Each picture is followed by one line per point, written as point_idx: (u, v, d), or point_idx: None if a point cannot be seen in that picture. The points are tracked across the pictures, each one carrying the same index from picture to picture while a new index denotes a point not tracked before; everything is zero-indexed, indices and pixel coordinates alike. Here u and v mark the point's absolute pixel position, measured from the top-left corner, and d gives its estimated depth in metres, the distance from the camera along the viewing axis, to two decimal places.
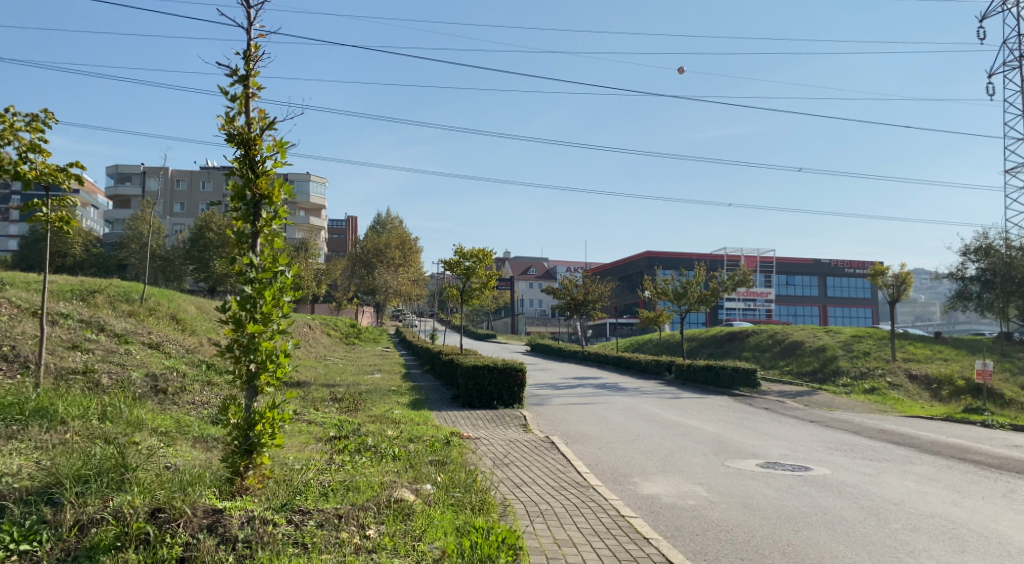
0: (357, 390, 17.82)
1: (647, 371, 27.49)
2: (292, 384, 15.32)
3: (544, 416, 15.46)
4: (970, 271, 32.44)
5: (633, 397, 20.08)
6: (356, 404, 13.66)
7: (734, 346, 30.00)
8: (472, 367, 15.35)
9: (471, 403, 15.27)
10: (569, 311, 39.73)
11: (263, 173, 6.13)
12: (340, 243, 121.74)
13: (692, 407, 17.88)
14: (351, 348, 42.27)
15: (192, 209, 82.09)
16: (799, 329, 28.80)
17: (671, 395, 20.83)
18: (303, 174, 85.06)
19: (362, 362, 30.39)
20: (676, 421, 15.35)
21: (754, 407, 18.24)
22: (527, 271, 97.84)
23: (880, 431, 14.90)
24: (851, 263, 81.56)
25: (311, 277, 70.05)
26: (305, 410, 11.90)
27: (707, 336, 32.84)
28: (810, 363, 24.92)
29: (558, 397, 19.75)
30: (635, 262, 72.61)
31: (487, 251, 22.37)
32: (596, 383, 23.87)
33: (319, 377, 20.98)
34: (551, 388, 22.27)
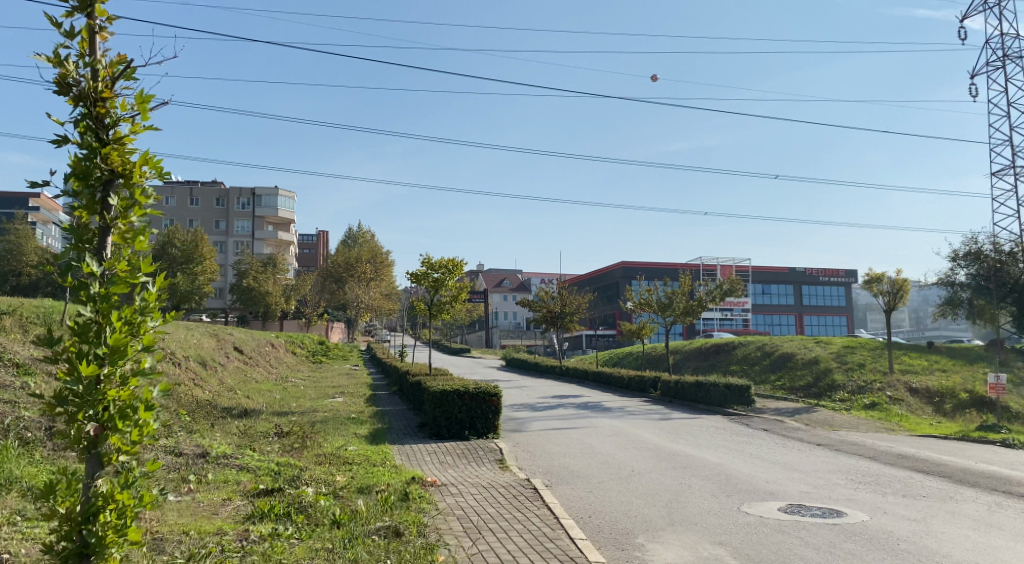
0: (312, 419, 15.82)
1: (630, 388, 25.72)
2: (232, 419, 13.29)
3: (523, 447, 13.61)
4: (960, 276, 31.16)
5: (618, 419, 18.28)
6: (304, 441, 11.70)
7: (721, 359, 28.40)
8: (439, 392, 13.45)
9: (439, 435, 13.42)
10: (545, 324, 37.98)
11: (114, 142, 4.54)
12: (310, 258, 119.01)
13: (685, 430, 16.15)
14: (316, 367, 40.05)
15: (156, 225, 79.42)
16: (788, 341, 27.23)
17: (660, 416, 19.07)
18: (270, 187, 82.64)
19: (326, 383, 28.32)
20: (672, 449, 13.57)
21: (753, 429, 16.54)
22: (501, 283, 96.03)
23: (898, 456, 13.28)
24: (825, 271, 80.93)
25: (277, 294, 67.66)
26: (240, 453, 10.00)
27: (690, 349, 31.18)
28: (803, 377, 23.25)
29: (536, 420, 17.87)
30: (611, 272, 71.42)
31: (458, 261, 20.40)
32: (577, 403, 22.02)
33: (274, 404, 18.94)
34: (529, 409, 20.39)
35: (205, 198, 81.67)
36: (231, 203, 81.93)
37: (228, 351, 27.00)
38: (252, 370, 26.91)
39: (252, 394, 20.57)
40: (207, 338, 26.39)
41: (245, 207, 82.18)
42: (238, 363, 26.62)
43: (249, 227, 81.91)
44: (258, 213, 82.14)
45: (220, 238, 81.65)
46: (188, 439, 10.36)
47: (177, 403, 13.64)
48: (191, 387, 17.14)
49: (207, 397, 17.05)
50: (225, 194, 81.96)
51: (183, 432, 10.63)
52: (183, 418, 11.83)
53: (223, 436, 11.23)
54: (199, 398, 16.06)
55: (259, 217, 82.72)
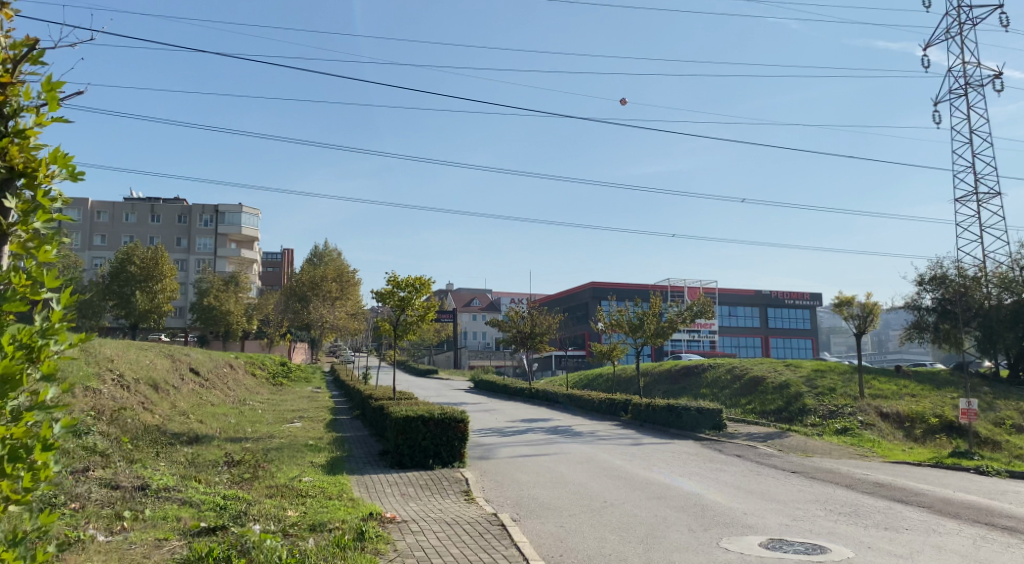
0: (267, 446, 15.00)
1: (600, 411, 25.20)
2: (179, 448, 12.45)
3: (490, 476, 12.97)
4: (926, 301, 31.44)
5: (588, 445, 17.71)
6: (256, 472, 10.94)
7: (691, 381, 28.07)
8: (403, 419, 12.78)
9: (402, 463, 12.74)
10: (514, 344, 37.44)
11: (16, 136, 4.45)
12: (274, 276, 117.20)
13: (657, 457, 15.64)
14: (277, 389, 38.88)
15: (115, 241, 77.50)
16: (758, 363, 26.97)
17: (631, 441, 18.54)
18: (234, 204, 81.23)
19: (287, 406, 27.38)
20: (644, 477, 13.04)
21: (726, 455, 16.09)
22: (470, 304, 95.35)
23: (876, 484, 12.90)
24: (791, 294, 81.70)
25: (239, 312, 66.18)
26: (184, 485, 9.22)
27: (660, 371, 30.81)
28: (773, 401, 22.91)
29: (504, 446, 17.23)
30: (580, 293, 71.34)
31: (425, 279, 19.73)
32: (546, 427, 21.43)
33: (229, 429, 18.06)
34: (497, 434, 19.74)
35: (166, 215, 79.98)
36: (193, 220, 80.33)
37: (183, 373, 25.96)
38: (208, 393, 25.86)
39: (206, 419, 19.62)
40: (162, 359, 25.34)
41: (208, 224, 80.61)
42: (194, 385, 25.61)
43: (212, 244, 80.30)
44: (221, 230, 80.60)
45: (181, 256, 79.87)
46: (127, 469, 9.57)
47: (120, 429, 12.80)
48: (139, 412, 16.23)
49: (156, 423, 16.15)
50: (188, 211, 80.37)
51: (122, 463, 9.83)
52: (126, 446, 11.02)
53: (167, 466, 10.44)
54: (146, 424, 15.18)
55: (222, 235, 81.18)
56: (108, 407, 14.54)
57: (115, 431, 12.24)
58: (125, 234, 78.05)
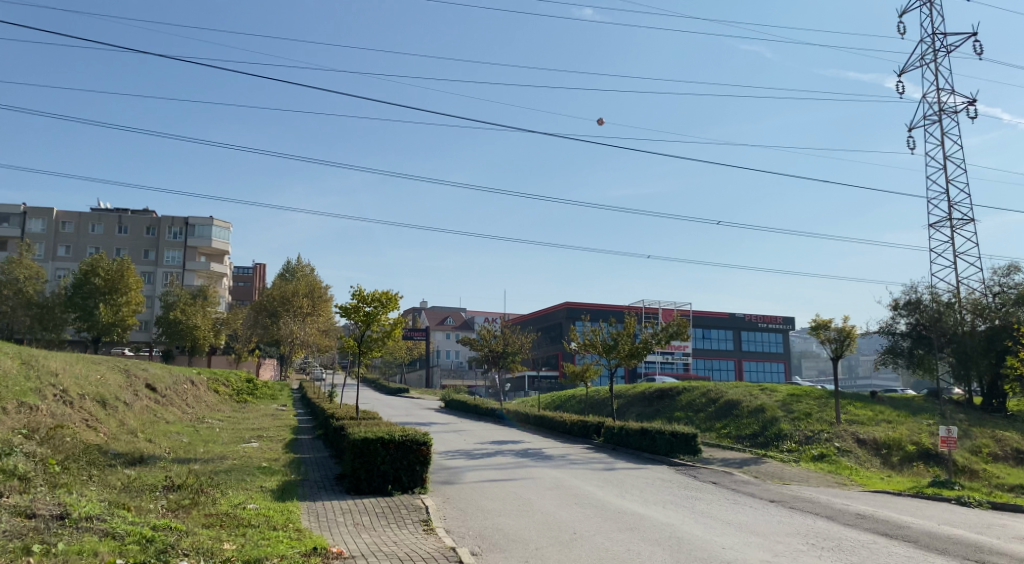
0: (216, 467, 14.07)
1: (572, 434, 24.51)
2: (114, 472, 11.53)
3: (453, 502, 12.18)
4: (901, 326, 31.23)
5: (558, 470, 16.94)
6: (195, 498, 10.08)
7: (665, 404, 27.48)
8: (361, 442, 11.98)
9: (360, 490, 11.94)
10: (486, 363, 36.65)
11: None
12: (245, 290, 115.42)
13: (630, 483, 14.90)
14: (240, 407, 37.64)
15: (79, 253, 75.62)
16: (733, 387, 26.46)
17: (603, 466, 17.80)
18: (205, 217, 79.75)
19: (247, 424, 26.32)
20: (616, 506, 12.30)
21: (701, 482, 15.42)
22: (443, 322, 94.44)
23: (858, 516, 12.26)
24: (763, 318, 81.90)
25: (205, 327, 64.65)
26: (109, 514, 8.36)
27: (634, 393, 30.17)
28: (748, 426, 22.34)
29: (470, 470, 16.39)
30: (554, 313, 70.90)
31: (392, 294, 18.94)
32: (515, 450, 20.63)
33: (179, 449, 17.07)
34: (464, 457, 18.90)
35: (134, 226, 78.24)
36: (162, 232, 78.71)
37: (138, 389, 24.83)
38: (164, 410, 24.73)
39: (157, 437, 18.60)
40: (115, 375, 24.21)
41: (178, 237, 79.05)
42: (150, 402, 24.49)
43: (180, 257, 78.76)
44: (190, 243, 79.07)
45: (148, 268, 78.09)
46: (47, 496, 8.69)
47: (53, 451, 11.87)
48: (80, 431, 15.21)
49: (98, 443, 15.14)
50: (156, 223, 78.76)
51: (45, 489, 8.96)
52: (54, 469, 10.13)
53: (96, 492, 9.55)
54: (86, 444, 14.19)
55: (191, 248, 79.57)
56: (44, 425, 13.55)
57: (46, 453, 11.33)
58: (91, 245, 76.24)
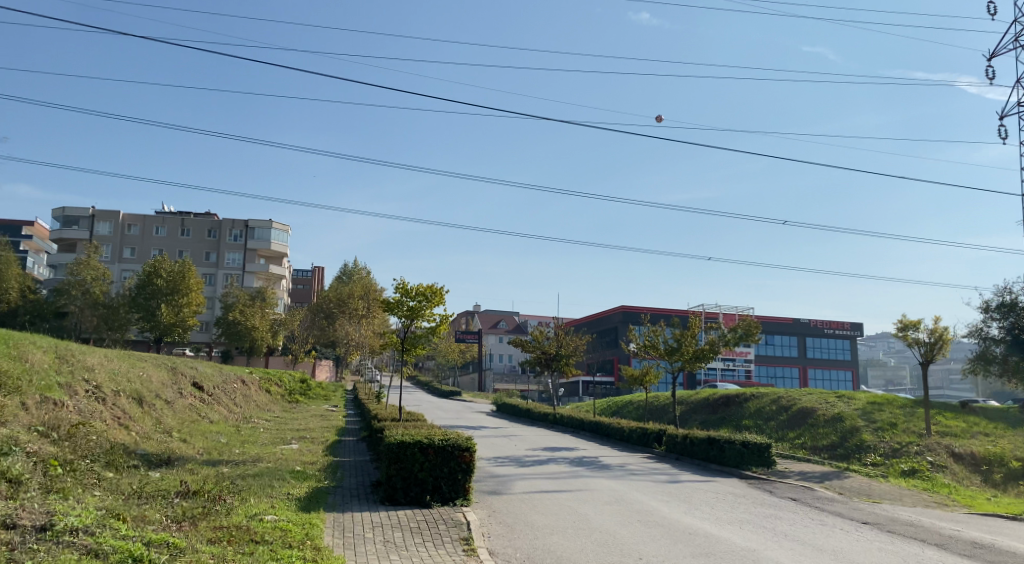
0: (245, 471, 13.00)
1: (631, 442, 22.89)
2: (128, 476, 10.50)
3: (501, 517, 10.78)
4: (994, 331, 28.54)
5: (617, 481, 15.37)
6: (208, 507, 8.95)
7: (731, 412, 25.64)
8: (397, 446, 10.74)
9: (395, 500, 10.70)
10: (539, 366, 35.26)
11: None
12: (304, 293, 116.58)
13: (697, 498, 13.27)
14: (292, 407, 37.07)
15: (144, 255, 76.95)
16: (806, 394, 24.43)
17: (667, 478, 16.18)
18: (264, 220, 80.35)
19: (293, 425, 25.47)
20: (687, 526, 10.71)
21: (780, 498, 13.65)
22: (497, 325, 93.64)
23: (974, 545, 10.43)
24: (830, 323, 78.50)
25: (263, 328, 65.00)
26: (100, 527, 7.27)
27: (697, 400, 28.33)
28: (826, 437, 20.36)
29: (519, 480, 14.94)
30: (609, 316, 69.39)
31: (437, 288, 17.71)
32: (570, 458, 19.10)
33: (214, 450, 16.17)
34: (514, 464, 17.51)
35: (196, 229, 79.27)
36: (223, 235, 79.58)
37: (183, 388, 24.15)
38: (208, 410, 24.04)
39: (193, 437, 17.74)
40: (160, 373, 23.59)
41: (237, 239, 79.81)
42: (194, 402, 23.77)
43: (240, 259, 79.65)
44: (250, 245, 79.81)
45: (209, 270, 79.02)
46: (35, 503, 7.67)
47: (67, 451, 10.95)
48: (108, 429, 14.35)
49: (126, 442, 14.22)
50: (217, 226, 79.69)
51: (35, 494, 7.94)
52: (56, 470, 9.13)
53: (96, 498, 8.51)
54: (111, 443, 13.27)
55: (251, 250, 80.28)
56: (66, 422, 12.68)
57: (56, 452, 10.39)
58: (155, 247, 77.54)
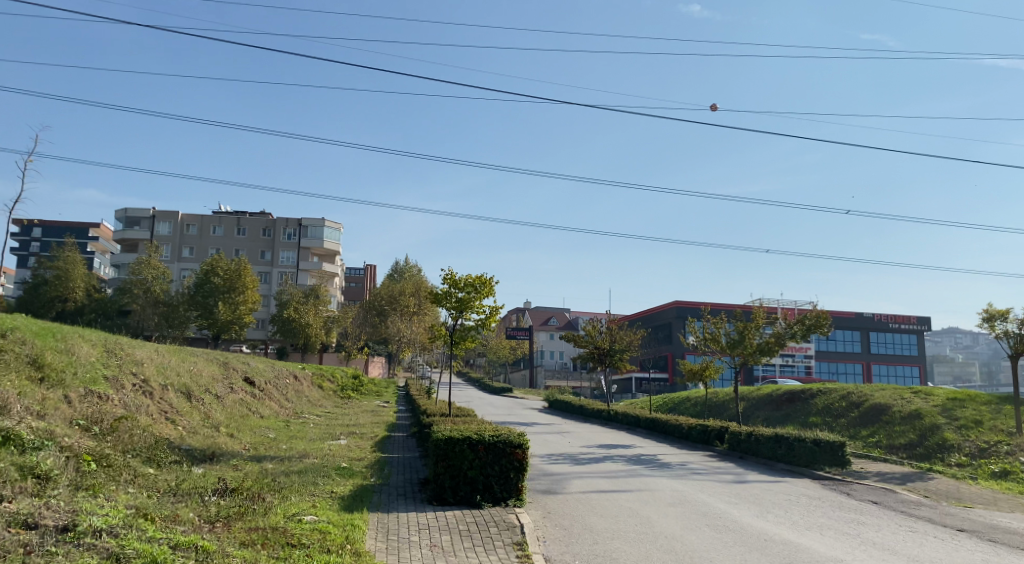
0: (289, 468, 12.50)
1: (692, 439, 21.87)
2: (166, 473, 10.05)
3: (557, 519, 10.01)
4: None
5: (680, 481, 14.45)
6: (245, 507, 8.39)
7: (797, 408, 24.38)
8: (445, 442, 10.08)
9: (444, 500, 10.04)
10: (592, 362, 34.32)
11: None
12: (356, 291, 117.50)
13: (769, 500, 12.29)
14: (343, 403, 36.90)
15: (202, 254, 78.35)
16: (878, 389, 23.05)
17: (734, 478, 15.19)
18: (317, 218, 80.96)
19: (344, 421, 25.17)
20: (761, 532, 9.79)
21: (860, 501, 12.58)
22: (548, 322, 92.80)
23: None
24: (895, 317, 75.62)
25: (316, 325, 65.48)
26: (126, 527, 6.73)
27: (759, 396, 27.08)
28: (903, 435, 19.04)
29: (575, 479, 14.13)
30: (663, 312, 68.01)
31: (487, 278, 17.03)
32: (627, 456, 18.21)
33: (261, 446, 15.79)
34: (569, 462, 16.73)
35: (252, 228, 80.39)
36: (278, 234, 80.47)
37: (235, 383, 24.01)
38: (259, 405, 23.84)
39: (241, 432, 17.40)
40: (211, 368, 23.46)
41: (292, 238, 80.65)
42: (245, 397, 23.61)
43: (294, 257, 80.41)
44: (303, 243, 80.51)
45: (265, 268, 80.02)
46: (62, 501, 7.18)
47: (106, 446, 10.58)
48: (154, 424, 14.05)
49: (171, 437, 13.90)
50: (272, 225, 80.58)
51: (63, 491, 7.45)
52: (90, 466, 8.66)
53: (128, 496, 8.02)
54: (155, 437, 12.92)
55: (304, 248, 80.98)
56: (110, 416, 12.35)
57: (94, 447, 9.99)
58: (212, 247, 78.85)
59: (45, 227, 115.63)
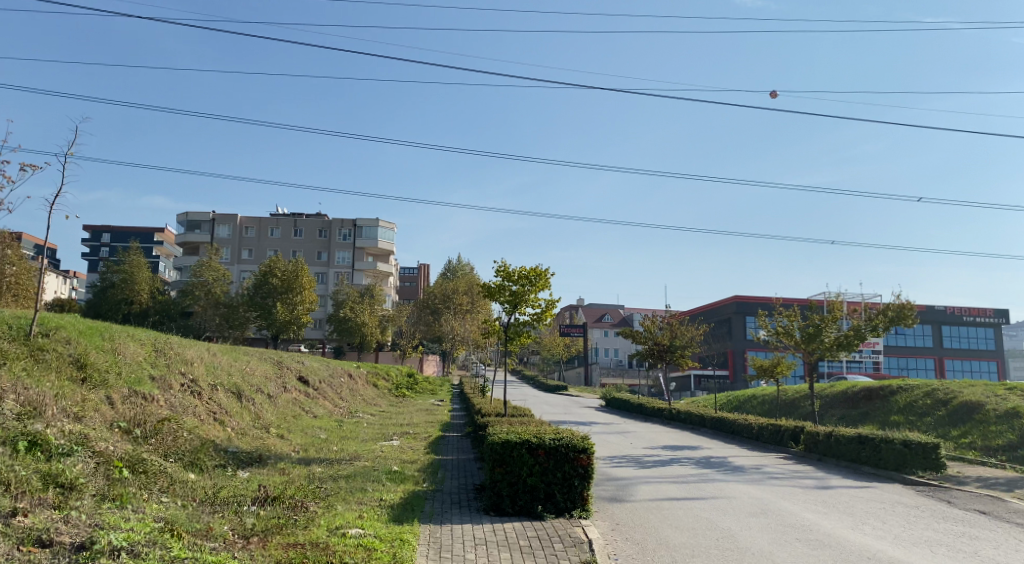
0: (338, 471, 11.78)
1: (763, 440, 20.60)
2: (203, 480, 9.38)
3: (627, 533, 9.04)
4: None
5: (756, 487, 13.32)
6: (286, 521, 7.66)
7: (876, 406, 22.81)
8: (501, 446, 9.24)
9: (502, 511, 9.19)
10: (652, 359, 33.09)
11: None
12: (411, 290, 118.04)
13: (862, 510, 11.08)
14: (398, 402, 36.42)
15: (260, 256, 79.32)
16: (966, 386, 21.37)
17: (817, 483, 13.96)
18: (372, 218, 81.10)
19: (398, 420, 24.56)
20: (862, 548, 8.65)
21: (966, 511, 11.26)
22: (603, 318, 91.43)
23: None
24: (969, 310, 72.05)
25: (371, 324, 65.79)
26: (149, 546, 6.03)
27: (834, 393, 25.53)
28: (1001, 435, 17.42)
29: (642, 484, 13.11)
30: (724, 307, 66.13)
31: (541, 270, 16.11)
32: (695, 459, 17.07)
33: (312, 447, 15.19)
34: (634, 465, 15.74)
35: (308, 229, 81.01)
36: (333, 234, 80.91)
37: (288, 383, 23.62)
38: (312, 405, 23.40)
39: (291, 433, 16.84)
40: (263, 367, 23.14)
41: (347, 238, 80.98)
42: (299, 397, 23.18)
43: (349, 257, 80.73)
44: (358, 243, 80.80)
45: (321, 269, 80.59)
46: (83, 514, 6.54)
47: (144, 451, 10.00)
48: (201, 425, 13.52)
49: (218, 439, 13.35)
50: (328, 226, 81.07)
51: (88, 503, 6.80)
52: (122, 473, 8.03)
53: (157, 507, 7.34)
54: (200, 440, 12.36)
55: (359, 248, 81.24)
56: (154, 418, 11.80)
57: (131, 451, 9.41)
58: (270, 248, 79.71)
59: (112, 233, 119.14)
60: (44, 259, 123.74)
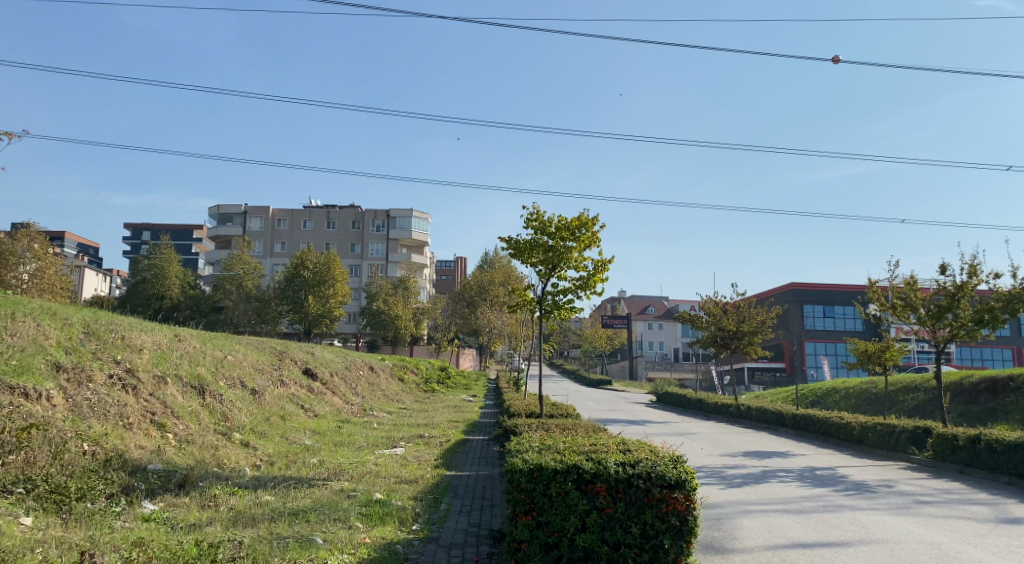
0: (288, 505, 7.80)
1: (872, 445, 16.21)
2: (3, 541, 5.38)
3: None
4: None
5: (911, 519, 9.07)
6: None
7: (1008, 402, 18.19)
8: (531, 475, 5.33)
9: None
10: (714, 348, 28.70)
11: None
12: (447, 284, 114.81)
13: None
14: (426, 398, 32.62)
15: (293, 248, 76.32)
16: None
17: (992, 511, 9.66)
18: (405, 208, 77.55)
19: (416, 420, 20.67)
20: None
21: None
22: (647, 311, 86.81)
23: None
24: None
25: (406, 315, 61.93)
26: None
27: (946, 384, 20.94)
28: None
29: (743, 517, 8.92)
30: (779, 295, 61.33)
31: (588, 221, 12.06)
32: (796, 472, 12.78)
33: (281, 460, 11.29)
34: (717, 481, 11.60)
35: (341, 220, 77.75)
36: (366, 225, 77.50)
37: (286, 376, 19.86)
38: (314, 403, 19.55)
39: (265, 440, 12.88)
40: (257, 358, 19.45)
41: (380, 229, 77.48)
42: (297, 393, 19.34)
43: (383, 249, 77.11)
44: (392, 234, 77.36)
45: (355, 261, 77.24)
46: None
47: None
48: (119, 432, 9.74)
49: (139, 451, 9.53)
50: (361, 217, 77.63)
51: None
52: None
53: None
54: (99, 454, 8.56)
55: (393, 240, 77.69)
56: (21, 424, 8.02)
57: None
58: (303, 241, 76.58)
59: (151, 230, 118.16)
60: (89, 259, 123.96)
